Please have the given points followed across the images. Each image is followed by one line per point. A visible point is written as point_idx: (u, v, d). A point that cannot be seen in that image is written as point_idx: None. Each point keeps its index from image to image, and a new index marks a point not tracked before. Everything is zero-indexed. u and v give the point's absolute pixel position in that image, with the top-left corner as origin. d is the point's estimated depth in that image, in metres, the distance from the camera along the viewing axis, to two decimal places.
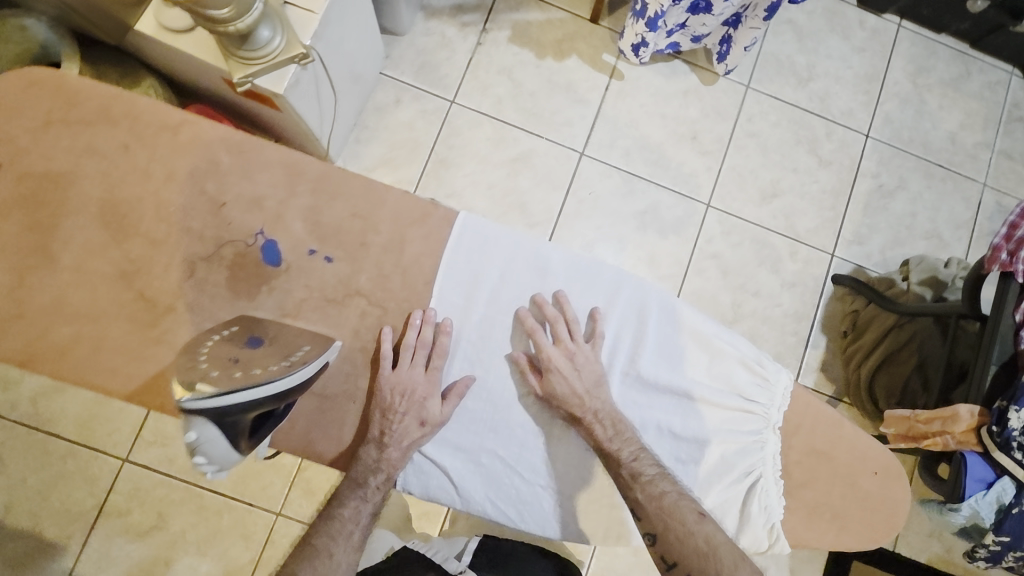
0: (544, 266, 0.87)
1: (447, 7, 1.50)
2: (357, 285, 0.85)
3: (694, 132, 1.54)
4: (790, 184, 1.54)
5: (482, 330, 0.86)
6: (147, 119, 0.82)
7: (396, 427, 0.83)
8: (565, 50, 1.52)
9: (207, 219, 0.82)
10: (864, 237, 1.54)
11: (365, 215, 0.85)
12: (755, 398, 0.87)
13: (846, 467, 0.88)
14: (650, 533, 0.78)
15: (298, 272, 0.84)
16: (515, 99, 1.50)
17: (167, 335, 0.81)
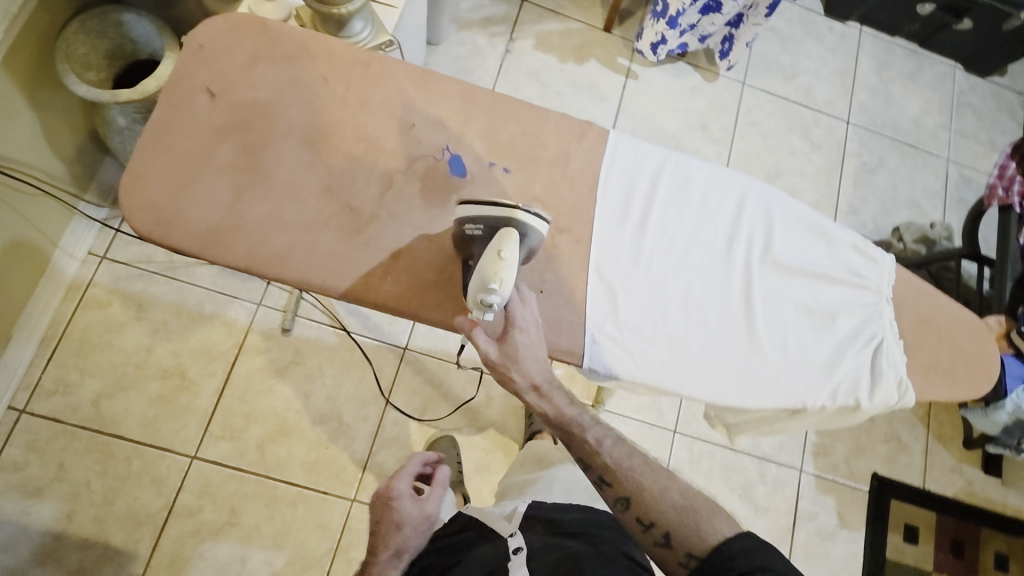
0: (686, 177, 0.87)
1: (477, 20, 1.65)
2: (533, 192, 0.83)
3: (703, 123, 1.71)
4: (790, 165, 1.73)
5: (636, 227, 0.84)
6: (342, 56, 0.85)
7: None
8: (584, 55, 1.70)
9: (399, 138, 0.83)
10: (857, 208, 1.73)
11: (534, 133, 0.86)
12: (866, 273, 0.87)
13: (949, 331, 0.87)
14: (624, 497, 0.75)
15: (481, 183, 0.82)
16: (544, 98, 1.65)
17: (372, 242, 0.78)
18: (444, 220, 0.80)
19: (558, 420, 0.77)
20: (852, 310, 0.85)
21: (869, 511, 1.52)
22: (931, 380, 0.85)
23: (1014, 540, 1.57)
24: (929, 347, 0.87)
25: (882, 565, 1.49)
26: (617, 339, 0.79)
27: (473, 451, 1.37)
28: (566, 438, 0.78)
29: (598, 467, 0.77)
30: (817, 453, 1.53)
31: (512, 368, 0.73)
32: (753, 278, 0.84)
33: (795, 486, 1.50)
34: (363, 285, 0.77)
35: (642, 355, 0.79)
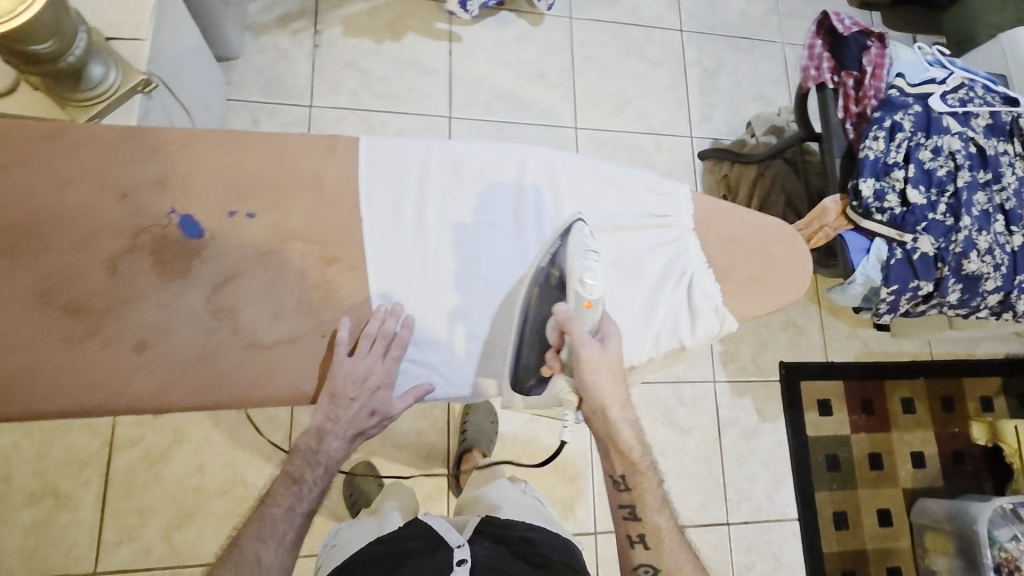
0: (455, 163, 0.85)
1: (273, 20, 1.50)
2: (289, 229, 0.82)
3: (539, 71, 1.66)
4: (635, 91, 1.71)
5: (410, 233, 0.84)
6: (14, 135, 0.78)
7: (343, 412, 0.80)
8: (400, 30, 1.57)
9: (114, 212, 0.79)
10: (709, 115, 1.75)
11: (277, 162, 0.83)
12: (664, 211, 0.88)
13: (758, 243, 0.90)
14: (650, 566, 0.82)
15: (224, 237, 0.81)
16: (370, 87, 1.53)
17: (109, 338, 0.78)
18: (190, 289, 0.80)
19: (630, 454, 0.81)
20: (658, 252, 0.87)
21: (784, 399, 1.60)
22: (749, 295, 0.89)
23: (915, 382, 1.69)
24: (743, 263, 0.90)
25: (805, 443, 1.59)
26: (422, 361, 0.84)
27: (392, 467, 1.36)
28: (629, 475, 0.82)
29: (646, 528, 0.82)
30: (725, 361, 1.58)
31: (604, 373, 0.77)
32: (553, 250, 0.86)
33: (712, 398, 1.56)
34: (113, 380, 0.77)
35: (451, 369, 0.84)
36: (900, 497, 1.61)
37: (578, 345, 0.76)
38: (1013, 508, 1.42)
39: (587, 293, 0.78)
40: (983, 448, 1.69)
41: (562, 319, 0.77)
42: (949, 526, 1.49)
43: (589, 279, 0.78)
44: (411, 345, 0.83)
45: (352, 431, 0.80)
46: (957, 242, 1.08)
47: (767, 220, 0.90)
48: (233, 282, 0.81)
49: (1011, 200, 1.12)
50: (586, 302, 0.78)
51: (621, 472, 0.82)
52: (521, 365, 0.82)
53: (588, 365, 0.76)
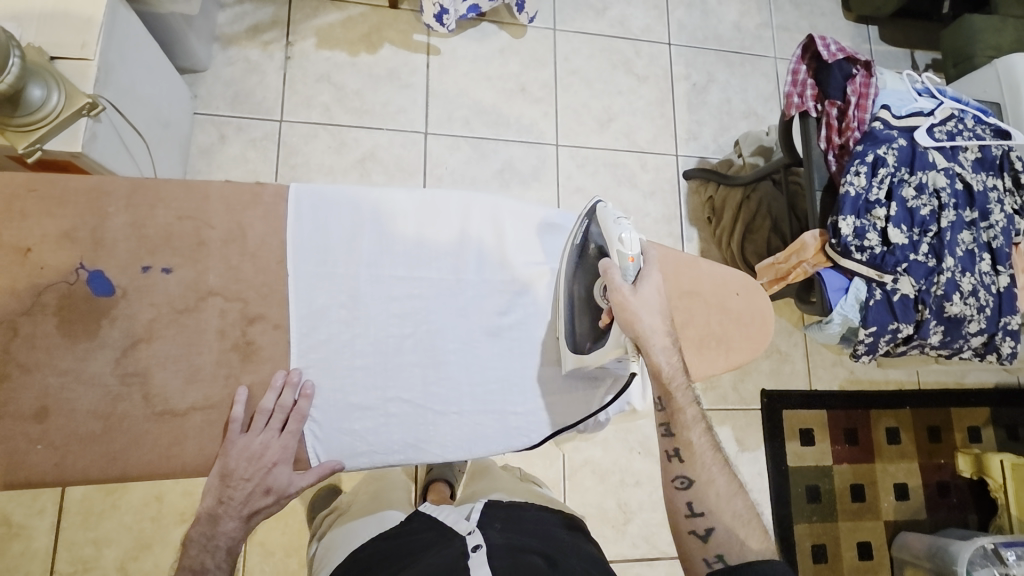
0: (394, 213, 0.88)
1: (243, 31, 1.45)
2: (208, 285, 0.81)
3: (521, 85, 1.60)
4: (620, 106, 1.66)
5: (347, 287, 0.85)
6: None
7: (237, 493, 0.77)
8: (376, 42, 1.52)
9: (14, 269, 0.76)
10: (696, 132, 1.70)
11: (195, 214, 0.82)
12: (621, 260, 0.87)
13: (715, 297, 0.93)
14: (687, 478, 0.82)
15: (136, 294, 0.79)
16: (342, 101, 1.48)
17: (3, 408, 0.74)
18: (100, 352, 0.78)
19: (665, 378, 0.82)
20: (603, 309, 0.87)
21: (764, 428, 1.56)
22: (706, 352, 0.91)
23: (901, 411, 1.65)
24: (697, 318, 0.92)
25: (785, 474, 1.55)
26: (345, 428, 0.83)
27: None
28: (666, 397, 0.84)
29: (679, 441, 0.83)
30: (706, 388, 1.54)
31: (644, 308, 0.80)
32: (492, 306, 0.90)
33: None
34: (7, 453, 0.74)
35: (376, 437, 0.83)
36: (881, 530, 1.58)
37: (612, 288, 0.80)
38: (994, 548, 1.38)
39: (628, 249, 0.82)
40: (968, 479, 1.65)
41: (603, 265, 0.83)
42: (929, 563, 1.45)
43: (626, 236, 0.83)
44: (335, 412, 0.83)
45: (248, 509, 0.78)
46: (938, 283, 1.04)
47: (726, 272, 0.94)
48: (143, 343, 0.79)
49: (998, 238, 1.08)
50: (628, 257, 0.82)
51: (658, 395, 0.85)
52: (577, 328, 0.87)
53: (621, 307, 0.80)
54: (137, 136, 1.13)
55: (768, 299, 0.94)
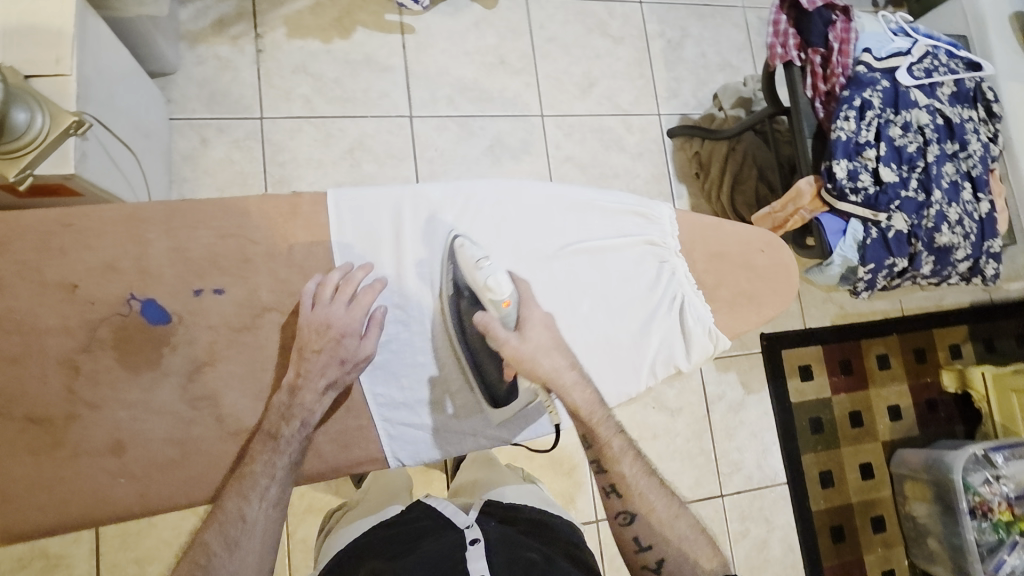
0: (426, 207, 0.89)
1: (208, 26, 1.39)
2: (261, 302, 0.84)
3: (500, 57, 1.59)
4: (600, 70, 1.66)
5: (395, 287, 0.88)
6: None
7: (312, 364, 0.81)
8: (348, 26, 1.48)
9: (64, 308, 0.78)
10: (675, 89, 1.71)
11: (236, 232, 0.83)
12: (652, 233, 0.96)
13: (740, 256, 0.99)
14: (628, 512, 0.83)
15: (193, 318, 0.82)
16: (322, 91, 1.45)
17: (80, 447, 0.79)
18: (165, 380, 0.81)
19: (583, 414, 0.85)
20: (636, 284, 0.95)
21: (767, 369, 1.64)
22: (737, 311, 0.98)
23: (889, 337, 1.75)
24: (728, 279, 0.98)
25: (789, 410, 1.64)
26: (416, 422, 0.91)
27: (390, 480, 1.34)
28: (590, 434, 0.85)
29: (613, 476, 0.84)
30: None
31: (534, 352, 0.83)
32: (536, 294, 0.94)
33: (698, 377, 1.59)
34: (92, 489, 0.79)
35: (446, 427, 0.92)
36: (879, 450, 1.69)
37: (500, 345, 0.83)
38: (985, 453, 1.50)
39: (499, 295, 0.83)
40: (953, 394, 1.77)
41: (481, 321, 0.83)
42: (927, 475, 1.56)
43: (493, 281, 0.83)
44: (404, 409, 0.90)
45: (325, 380, 0.82)
46: (928, 217, 1.10)
47: (749, 231, 0.99)
48: (209, 367, 0.83)
49: (977, 167, 1.14)
50: (502, 302, 0.83)
51: (581, 433, 0.86)
52: (489, 378, 0.90)
53: (516, 361, 0.83)
54: (125, 150, 1.10)
55: (789, 254, 1.00)
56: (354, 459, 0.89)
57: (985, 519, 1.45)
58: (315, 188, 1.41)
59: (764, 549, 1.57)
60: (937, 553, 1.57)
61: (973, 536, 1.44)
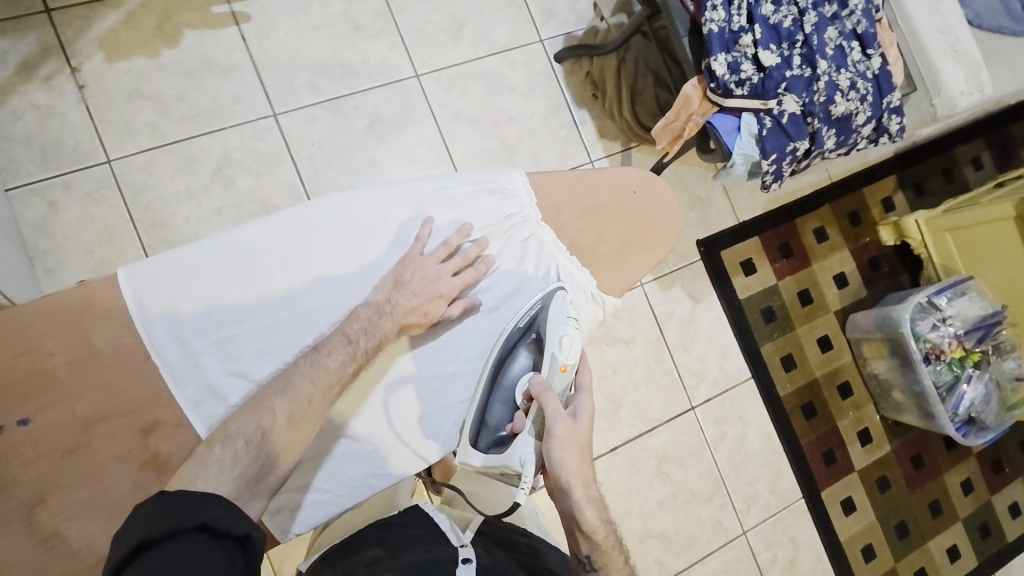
0: (247, 253, 0.85)
1: (13, 74, 1.22)
2: (86, 414, 0.78)
3: (353, 22, 1.43)
4: (466, 9, 1.51)
5: (236, 346, 0.84)
6: None
7: (345, 344, 0.80)
8: (173, 32, 1.31)
9: None
10: (552, 9, 1.58)
11: (32, 347, 0.77)
12: (506, 210, 0.93)
13: (614, 204, 0.96)
14: None
15: (9, 456, 0.74)
16: (168, 113, 1.30)
17: None
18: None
19: (592, 533, 0.78)
20: (506, 266, 0.94)
21: (710, 274, 1.62)
22: (626, 260, 0.96)
23: (822, 210, 1.73)
24: (603, 232, 0.95)
25: (739, 307, 1.64)
26: (300, 486, 0.87)
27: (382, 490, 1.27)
28: (595, 555, 0.79)
29: None
30: None
31: (573, 441, 0.81)
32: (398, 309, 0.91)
33: (645, 302, 1.57)
34: None
35: (333, 481, 0.88)
36: (834, 321, 1.72)
37: (551, 409, 0.82)
38: (929, 299, 1.53)
39: (565, 358, 0.88)
40: (893, 247, 1.79)
41: (540, 388, 0.84)
42: (880, 333, 1.60)
43: (568, 343, 0.88)
44: None
45: (351, 364, 0.80)
46: (819, 91, 1.06)
47: (615, 173, 0.96)
48: (45, 503, 0.75)
49: (862, 22, 1.11)
50: (561, 365, 0.88)
51: (587, 551, 0.79)
52: (490, 421, 0.88)
53: (561, 431, 0.81)
54: None
55: (661, 184, 0.97)
56: None
57: (939, 362, 1.50)
58: (194, 222, 1.30)
59: (744, 446, 1.62)
60: (903, 403, 1.63)
61: (931, 380, 1.49)
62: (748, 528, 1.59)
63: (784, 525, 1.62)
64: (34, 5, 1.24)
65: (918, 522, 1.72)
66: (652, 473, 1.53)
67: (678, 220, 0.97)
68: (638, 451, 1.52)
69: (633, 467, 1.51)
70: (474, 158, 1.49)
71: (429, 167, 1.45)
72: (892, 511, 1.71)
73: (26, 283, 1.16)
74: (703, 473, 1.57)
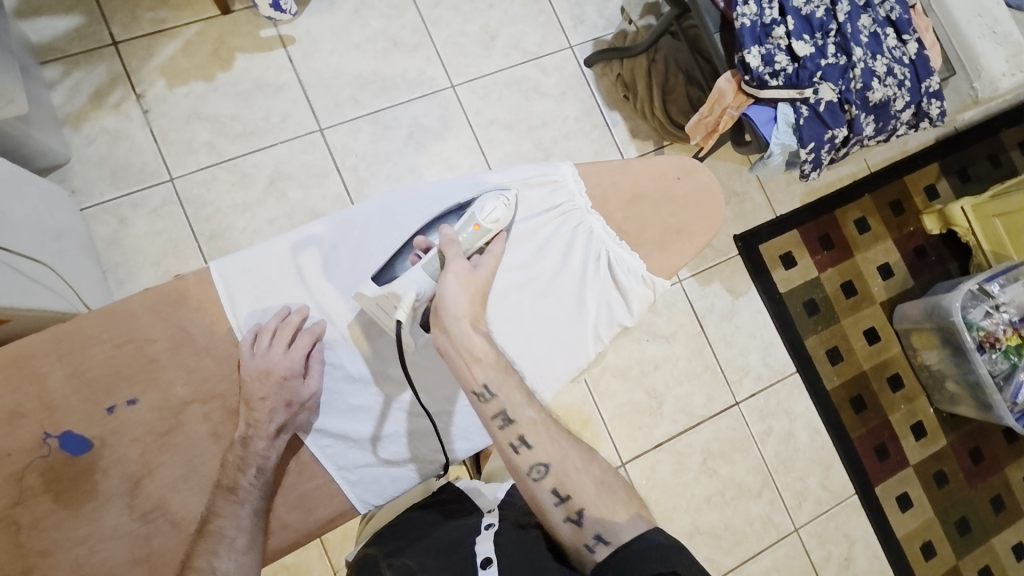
0: (315, 248, 0.89)
1: (86, 103, 1.32)
2: (180, 397, 0.84)
3: (392, 39, 1.50)
4: (498, 20, 1.57)
5: None
6: None
7: (262, 413, 0.83)
8: (226, 56, 1.40)
9: None
10: (581, 15, 1.62)
11: (130, 336, 0.83)
12: (556, 200, 0.95)
13: (660, 194, 0.98)
14: (542, 465, 0.76)
15: (115, 435, 0.82)
16: (224, 132, 1.39)
17: None
18: (109, 505, 0.81)
19: (477, 362, 0.78)
20: (556, 256, 0.95)
21: (749, 269, 1.62)
22: (671, 246, 0.98)
23: (862, 200, 1.71)
24: (650, 218, 0.98)
25: (781, 301, 1.63)
26: (374, 461, 0.91)
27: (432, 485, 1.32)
28: (491, 385, 0.78)
29: (522, 429, 0.77)
30: None
31: (465, 289, 0.80)
32: None
33: (684, 297, 1.57)
34: None
35: (404, 457, 0.92)
36: (880, 312, 1.69)
37: (451, 256, 0.82)
38: (980, 287, 1.49)
39: (480, 218, 0.86)
40: (939, 235, 1.75)
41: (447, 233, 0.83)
42: (930, 322, 1.56)
43: (489, 209, 0.86)
44: (355, 453, 0.91)
45: (276, 425, 0.84)
46: (856, 78, 1.06)
47: (660, 161, 0.99)
48: (148, 477, 0.82)
49: (895, 9, 1.12)
50: (475, 225, 0.86)
51: (480, 383, 0.78)
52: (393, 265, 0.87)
53: (453, 273, 0.80)
54: (39, 266, 1.04)
55: (705, 171, 0.99)
56: (326, 519, 0.90)
57: (994, 351, 1.45)
58: (249, 233, 1.38)
59: (792, 441, 1.59)
60: (958, 394, 1.58)
61: (986, 369, 1.44)
62: (800, 525, 1.56)
63: (838, 521, 1.59)
64: (103, 39, 1.34)
65: (980, 518, 1.65)
66: (698, 469, 1.52)
67: (725, 201, 1.00)
68: (683, 446, 1.52)
69: (678, 463, 1.51)
70: (511, 162, 1.53)
71: (467, 172, 1.50)
72: (951, 507, 1.65)
73: (101, 294, 1.25)
74: (750, 468, 1.55)
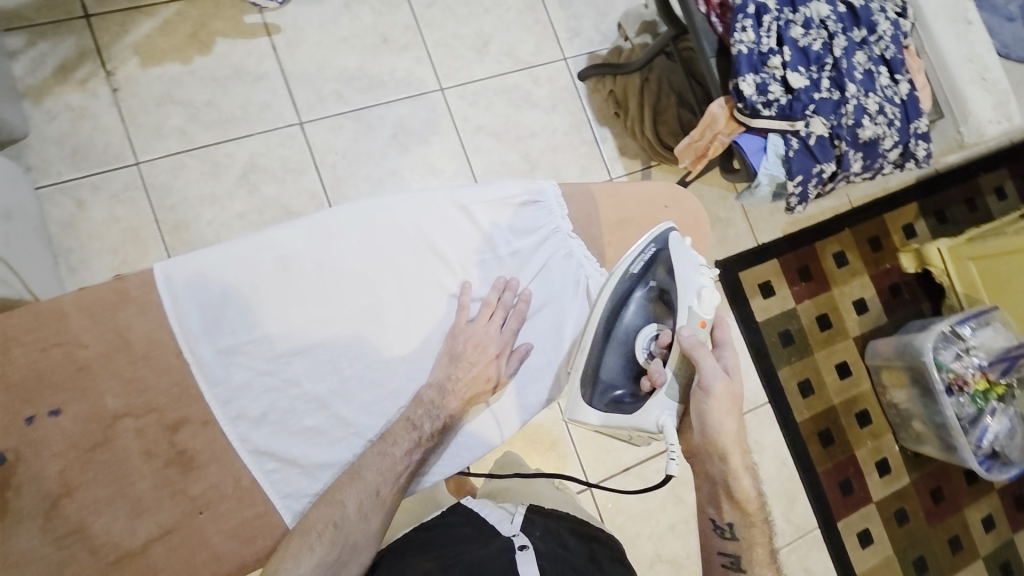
0: (282, 253, 0.85)
1: (51, 76, 1.25)
2: (111, 409, 0.78)
3: (381, 35, 1.45)
4: (492, 26, 1.53)
5: (265, 350, 0.84)
6: None
7: (464, 373, 0.88)
8: (206, 40, 1.34)
9: None
10: (576, 28, 1.60)
11: (61, 340, 0.77)
12: (539, 222, 0.93)
13: (647, 219, 0.96)
14: None
15: (33, 448, 0.75)
16: (197, 118, 1.32)
17: None
18: (19, 525, 0.74)
19: (731, 495, 0.83)
20: (536, 279, 0.93)
21: (727, 296, 1.61)
22: None
23: (842, 234, 1.72)
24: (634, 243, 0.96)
25: (756, 329, 1.62)
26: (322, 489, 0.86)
27: None
28: (737, 525, 0.84)
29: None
30: None
31: (712, 402, 0.82)
32: (415, 317, 0.90)
33: None
34: None
35: None
36: (853, 347, 1.70)
37: (699, 363, 0.82)
38: (952, 329, 1.50)
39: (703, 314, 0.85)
40: (914, 274, 1.77)
41: (689, 343, 0.83)
42: (900, 361, 1.57)
43: (705, 297, 0.85)
44: (304, 480, 0.86)
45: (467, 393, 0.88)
46: (848, 114, 1.06)
47: (650, 186, 0.97)
48: (68, 497, 0.76)
49: (890, 48, 1.12)
50: (700, 321, 0.85)
51: (728, 518, 0.84)
52: (604, 376, 0.89)
53: (711, 391, 0.81)
54: None
55: (692, 200, 0.98)
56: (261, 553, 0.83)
57: (962, 394, 1.46)
58: (216, 225, 1.31)
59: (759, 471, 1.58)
60: (923, 434, 1.59)
61: (953, 412, 1.45)
62: None
63: (799, 555, 1.58)
64: (74, 11, 1.27)
65: (937, 559, 1.67)
66: (665, 496, 1.50)
67: (709, 234, 0.98)
68: (651, 472, 1.50)
69: (645, 489, 1.48)
70: (496, 171, 1.50)
71: (450, 178, 1.46)
72: (910, 546, 1.66)
73: (50, 281, 1.17)
74: None
